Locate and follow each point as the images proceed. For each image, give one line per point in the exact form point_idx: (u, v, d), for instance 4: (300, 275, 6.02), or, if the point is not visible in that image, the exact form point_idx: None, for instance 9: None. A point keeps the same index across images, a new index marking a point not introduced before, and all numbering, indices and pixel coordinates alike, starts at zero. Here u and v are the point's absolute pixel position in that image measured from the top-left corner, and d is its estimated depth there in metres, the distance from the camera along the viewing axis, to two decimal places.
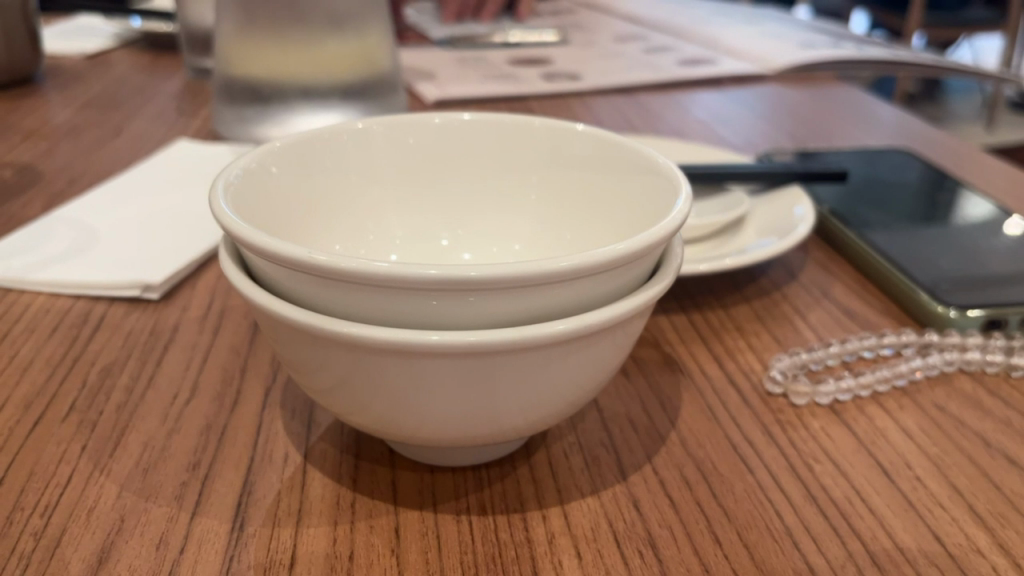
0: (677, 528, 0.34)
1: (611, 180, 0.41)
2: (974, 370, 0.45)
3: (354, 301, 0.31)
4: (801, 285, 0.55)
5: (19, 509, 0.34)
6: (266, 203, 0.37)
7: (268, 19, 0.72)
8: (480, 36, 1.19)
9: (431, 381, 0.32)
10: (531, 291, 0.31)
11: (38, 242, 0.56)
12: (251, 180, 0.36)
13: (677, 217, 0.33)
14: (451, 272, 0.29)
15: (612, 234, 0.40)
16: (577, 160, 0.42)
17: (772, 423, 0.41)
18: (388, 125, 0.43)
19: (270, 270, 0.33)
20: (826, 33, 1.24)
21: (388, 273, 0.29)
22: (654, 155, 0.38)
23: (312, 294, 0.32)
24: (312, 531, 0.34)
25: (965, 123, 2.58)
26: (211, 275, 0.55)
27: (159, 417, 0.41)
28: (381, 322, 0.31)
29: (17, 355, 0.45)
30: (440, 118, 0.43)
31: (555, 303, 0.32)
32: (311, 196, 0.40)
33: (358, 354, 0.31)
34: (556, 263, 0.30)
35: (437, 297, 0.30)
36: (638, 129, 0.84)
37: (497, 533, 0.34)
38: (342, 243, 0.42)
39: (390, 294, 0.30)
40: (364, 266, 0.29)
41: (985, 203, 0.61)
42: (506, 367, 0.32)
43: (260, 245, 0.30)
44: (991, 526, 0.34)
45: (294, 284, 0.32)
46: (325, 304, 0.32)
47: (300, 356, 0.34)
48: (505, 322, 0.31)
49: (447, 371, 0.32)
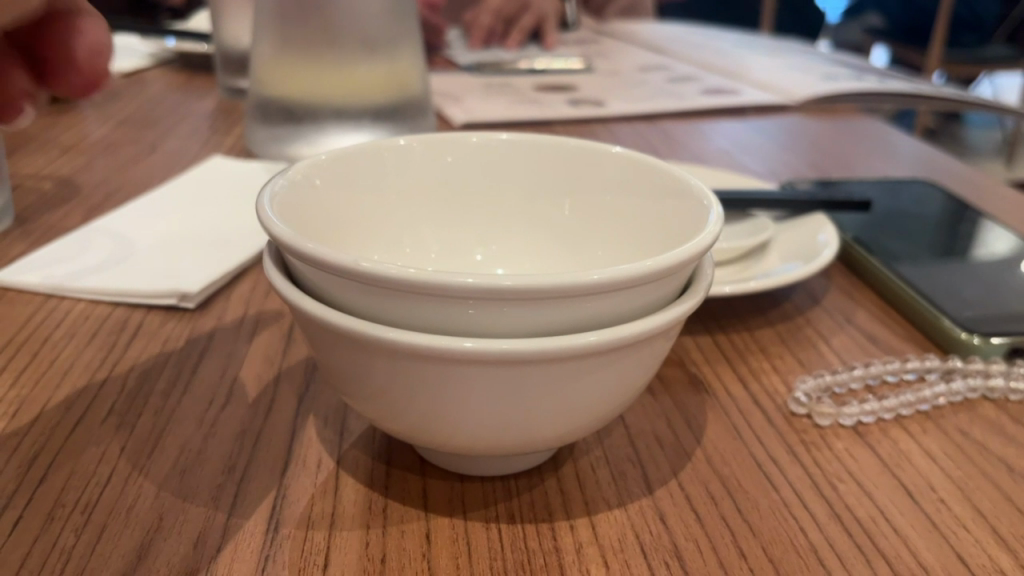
0: (703, 541, 0.35)
1: (641, 199, 0.42)
2: (997, 398, 0.46)
3: (395, 309, 0.32)
4: (824, 310, 0.56)
5: (60, 506, 0.35)
6: (310, 213, 0.38)
7: (306, 39, 0.74)
8: (506, 63, 1.21)
9: (467, 389, 0.33)
10: (565, 302, 0.32)
11: (77, 252, 0.58)
12: (296, 190, 0.37)
13: (707, 238, 0.34)
14: (489, 280, 0.30)
15: (642, 252, 0.41)
16: (610, 183, 0.44)
17: (796, 442, 0.42)
18: (426, 142, 0.44)
19: (314, 277, 0.34)
20: (849, 67, 1.26)
21: (429, 280, 0.30)
22: (686, 176, 0.39)
23: (354, 301, 0.33)
24: (344, 534, 0.35)
25: (986, 159, 2.59)
26: (244, 286, 0.56)
27: (196, 421, 0.42)
28: (418, 329, 0.32)
29: (59, 359, 0.46)
30: (477, 136, 0.45)
31: (589, 315, 0.33)
32: (352, 209, 0.42)
33: (397, 361, 0.32)
34: (591, 275, 0.30)
35: (474, 306, 0.31)
36: (663, 155, 0.85)
37: (526, 541, 0.35)
38: (379, 255, 0.44)
39: (429, 302, 0.31)
40: (405, 275, 0.30)
41: (1008, 235, 0.62)
42: (540, 377, 0.33)
43: (307, 251, 0.31)
44: (1014, 549, 0.35)
45: (336, 290, 0.33)
46: (366, 310, 0.33)
47: (339, 360, 0.35)
48: (538, 333, 0.32)
49: (481, 379, 0.32)
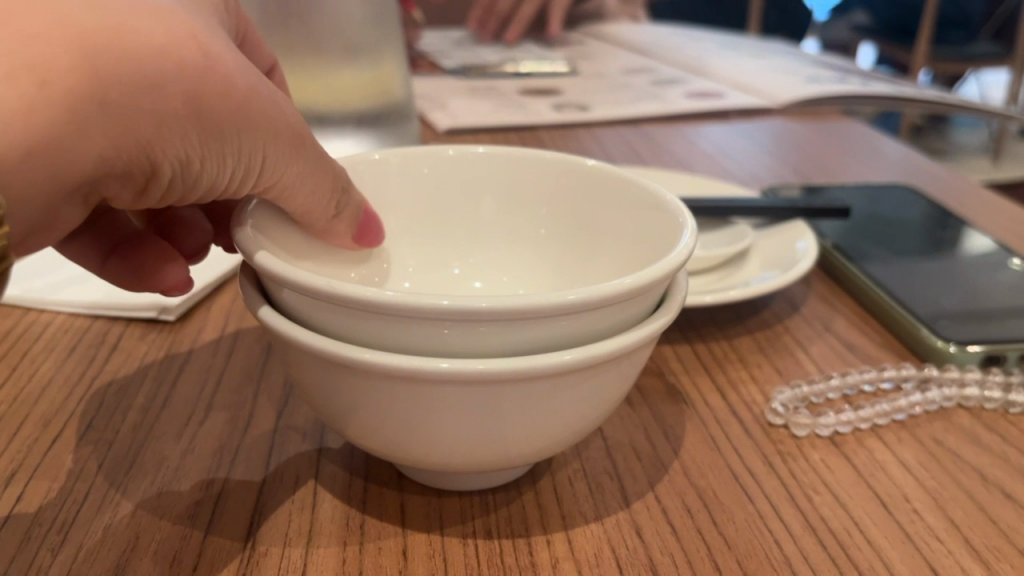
0: (678, 555, 0.35)
1: (617, 213, 0.42)
2: (972, 406, 0.46)
3: (369, 328, 0.32)
4: (803, 318, 0.56)
5: (37, 525, 0.35)
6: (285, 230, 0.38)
7: (287, 45, 0.74)
8: (491, 66, 1.21)
9: (444, 407, 0.33)
10: (539, 322, 0.32)
11: (57, 264, 0.58)
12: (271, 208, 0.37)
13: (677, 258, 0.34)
14: (462, 302, 0.30)
15: (618, 267, 0.41)
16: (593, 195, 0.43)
17: (772, 453, 0.42)
18: (403, 155, 0.45)
19: (289, 297, 0.34)
20: (832, 68, 1.26)
21: (400, 301, 0.30)
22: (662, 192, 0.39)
23: (328, 321, 0.33)
24: (322, 551, 0.35)
25: (971, 157, 2.60)
26: (224, 298, 0.56)
27: (174, 437, 0.42)
28: (392, 349, 0.32)
29: (37, 374, 0.46)
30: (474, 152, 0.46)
31: (562, 334, 0.33)
32: None
33: (374, 380, 0.33)
34: (564, 296, 0.31)
35: (448, 326, 0.31)
36: (645, 160, 0.85)
37: (502, 556, 0.35)
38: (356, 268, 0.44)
39: (402, 322, 0.31)
40: (382, 297, 0.30)
41: (986, 240, 0.62)
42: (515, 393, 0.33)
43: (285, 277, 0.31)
44: (986, 560, 0.35)
45: (311, 311, 0.33)
46: (340, 330, 0.33)
47: (317, 380, 0.35)
48: (512, 352, 0.33)
49: (454, 395, 0.33)
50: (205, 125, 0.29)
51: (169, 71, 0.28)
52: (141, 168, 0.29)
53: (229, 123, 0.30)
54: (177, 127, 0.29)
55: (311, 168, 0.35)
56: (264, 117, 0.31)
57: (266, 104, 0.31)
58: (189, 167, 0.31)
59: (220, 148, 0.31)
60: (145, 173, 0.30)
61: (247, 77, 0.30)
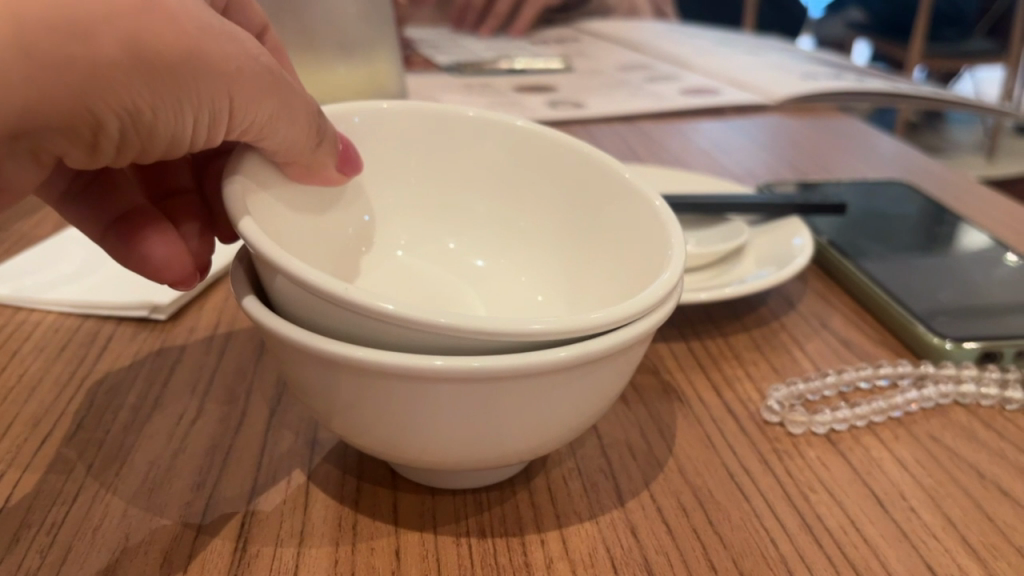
0: (673, 554, 0.34)
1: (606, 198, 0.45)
2: (969, 403, 0.46)
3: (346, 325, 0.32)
4: (799, 315, 0.56)
5: (26, 526, 0.35)
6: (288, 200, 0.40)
7: None
8: (485, 63, 1.20)
9: (405, 418, 0.33)
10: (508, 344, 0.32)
11: (48, 263, 0.57)
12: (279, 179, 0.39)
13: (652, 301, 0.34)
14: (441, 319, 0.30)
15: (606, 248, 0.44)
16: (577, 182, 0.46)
17: (768, 451, 0.42)
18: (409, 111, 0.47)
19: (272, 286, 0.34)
20: (827, 65, 1.26)
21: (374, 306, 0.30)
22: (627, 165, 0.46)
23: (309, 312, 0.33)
24: (314, 551, 0.34)
25: (966, 154, 2.60)
26: (216, 297, 0.56)
27: (165, 437, 0.41)
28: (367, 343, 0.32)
29: (26, 374, 0.46)
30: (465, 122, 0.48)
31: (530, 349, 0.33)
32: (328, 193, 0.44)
33: (341, 374, 0.33)
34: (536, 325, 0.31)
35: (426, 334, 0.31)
36: (641, 157, 0.85)
37: (496, 557, 0.34)
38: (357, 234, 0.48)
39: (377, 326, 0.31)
40: (372, 299, 0.30)
41: (981, 236, 0.62)
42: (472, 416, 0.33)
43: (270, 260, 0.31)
44: (984, 558, 0.35)
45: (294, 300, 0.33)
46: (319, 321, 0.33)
47: (299, 376, 0.35)
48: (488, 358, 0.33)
49: (414, 404, 0.33)
50: (148, 74, 0.28)
51: (96, 12, 0.27)
52: (84, 122, 0.29)
53: (173, 68, 0.29)
54: (118, 77, 0.28)
55: (281, 103, 0.34)
56: (218, 55, 0.30)
57: (218, 42, 0.30)
58: (138, 117, 0.30)
59: (168, 95, 0.30)
60: (91, 127, 0.29)
61: (196, 14, 0.29)
